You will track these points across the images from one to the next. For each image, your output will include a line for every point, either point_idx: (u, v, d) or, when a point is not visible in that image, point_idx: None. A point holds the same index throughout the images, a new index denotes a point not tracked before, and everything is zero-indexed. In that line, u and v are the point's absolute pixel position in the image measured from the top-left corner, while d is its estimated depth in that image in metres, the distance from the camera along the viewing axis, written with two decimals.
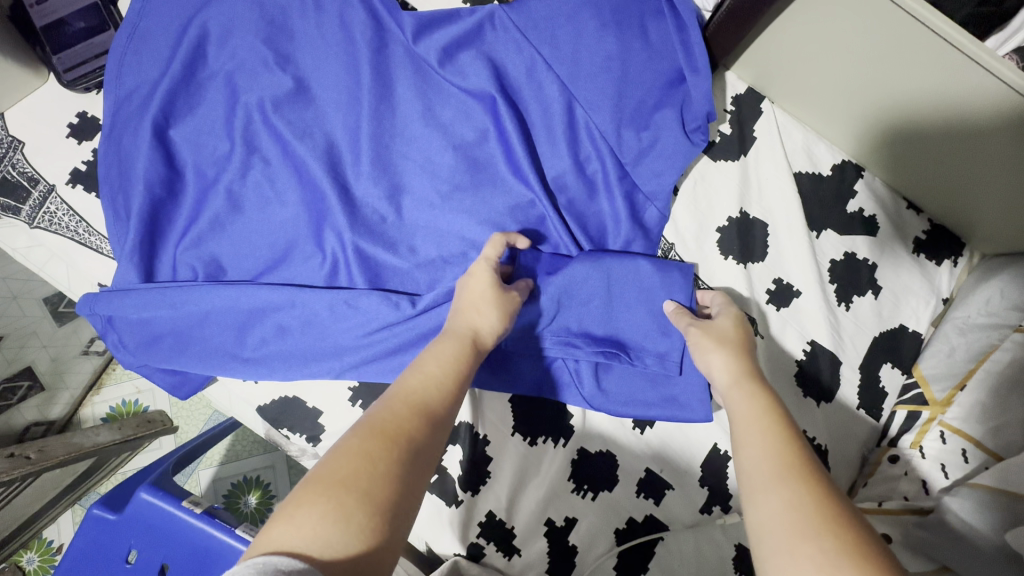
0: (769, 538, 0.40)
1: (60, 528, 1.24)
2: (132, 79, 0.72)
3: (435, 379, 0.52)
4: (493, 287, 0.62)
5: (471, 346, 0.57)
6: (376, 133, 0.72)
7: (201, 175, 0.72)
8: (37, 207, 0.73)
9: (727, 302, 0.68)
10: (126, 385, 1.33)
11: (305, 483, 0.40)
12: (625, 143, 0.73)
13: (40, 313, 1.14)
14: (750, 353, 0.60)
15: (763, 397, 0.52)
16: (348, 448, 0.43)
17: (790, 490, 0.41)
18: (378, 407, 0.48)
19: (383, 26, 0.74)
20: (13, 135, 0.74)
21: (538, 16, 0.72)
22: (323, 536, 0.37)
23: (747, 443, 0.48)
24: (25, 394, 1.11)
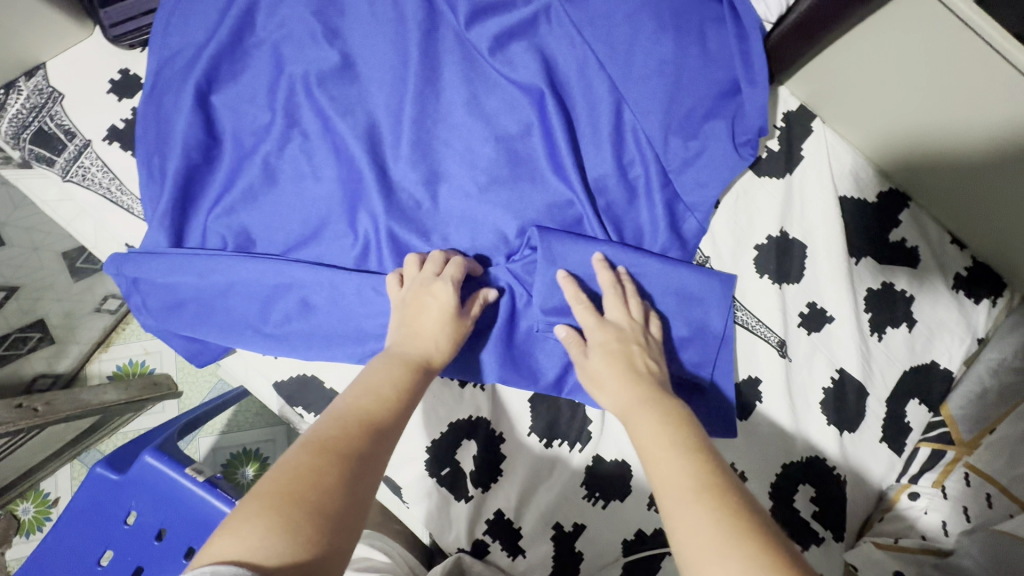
0: (692, 553, 0.41)
1: (58, 481, 1.25)
2: (177, 40, 0.71)
3: (385, 398, 0.52)
4: (451, 314, 0.62)
5: (421, 368, 0.58)
6: (419, 118, 0.71)
7: (238, 143, 0.71)
8: (71, 160, 0.72)
9: (594, 324, 0.63)
10: (134, 345, 1.34)
11: (252, 496, 0.40)
12: (671, 150, 0.71)
13: (56, 266, 1.14)
14: (636, 370, 0.59)
15: (662, 421, 0.52)
16: (297, 461, 0.42)
17: (710, 503, 0.43)
18: (327, 423, 0.47)
19: (435, 9, 0.73)
20: (53, 87, 0.73)
21: (595, 13, 0.70)
22: (266, 547, 0.36)
23: (656, 462, 0.48)
24: (35, 345, 1.13)
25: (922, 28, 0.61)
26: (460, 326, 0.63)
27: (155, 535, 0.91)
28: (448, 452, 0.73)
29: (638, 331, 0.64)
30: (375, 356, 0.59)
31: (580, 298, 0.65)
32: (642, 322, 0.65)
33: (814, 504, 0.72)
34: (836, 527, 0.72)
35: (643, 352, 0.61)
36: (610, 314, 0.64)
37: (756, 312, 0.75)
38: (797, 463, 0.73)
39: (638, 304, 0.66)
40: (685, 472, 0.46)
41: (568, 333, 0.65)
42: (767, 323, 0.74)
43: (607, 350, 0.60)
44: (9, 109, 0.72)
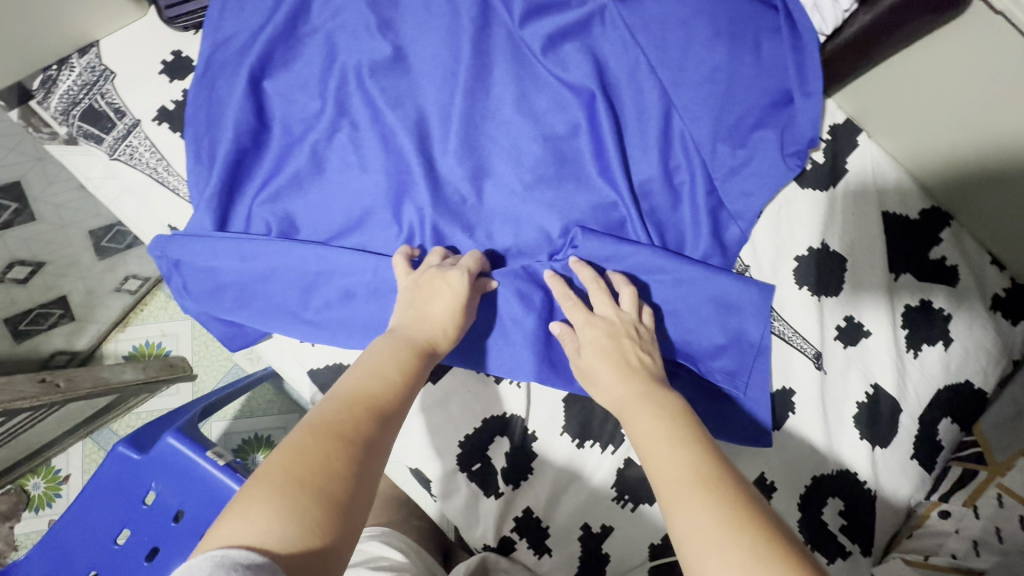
0: (691, 548, 0.41)
1: (69, 458, 1.27)
2: (232, 25, 0.71)
3: (390, 381, 0.52)
4: (460, 304, 0.62)
5: (425, 353, 0.57)
6: (468, 113, 0.71)
7: (287, 130, 0.71)
8: (119, 139, 0.73)
9: (582, 322, 0.62)
10: (151, 327, 1.35)
11: (260, 480, 0.40)
12: (718, 158, 0.71)
13: (83, 244, 1.15)
14: (632, 364, 0.58)
15: (659, 414, 0.52)
16: (303, 446, 0.42)
17: (709, 500, 0.43)
18: (331, 405, 0.47)
19: (489, 6, 0.73)
20: (105, 65, 0.73)
21: (650, 17, 0.70)
22: (278, 531, 0.37)
23: (653, 459, 0.49)
24: (55, 322, 1.16)
25: (982, 37, 0.63)
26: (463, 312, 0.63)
27: (172, 516, 0.91)
28: (481, 448, 0.73)
29: (631, 323, 0.63)
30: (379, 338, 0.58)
31: (569, 296, 0.65)
32: (635, 314, 0.64)
33: (843, 518, 0.72)
34: (863, 541, 0.72)
35: (636, 346, 0.61)
36: (600, 309, 0.63)
37: (794, 323, 0.75)
38: (827, 477, 0.73)
39: (630, 296, 0.65)
40: (683, 467, 0.47)
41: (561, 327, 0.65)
42: (804, 335, 0.74)
43: (598, 347, 0.60)
44: (62, 84, 0.72)
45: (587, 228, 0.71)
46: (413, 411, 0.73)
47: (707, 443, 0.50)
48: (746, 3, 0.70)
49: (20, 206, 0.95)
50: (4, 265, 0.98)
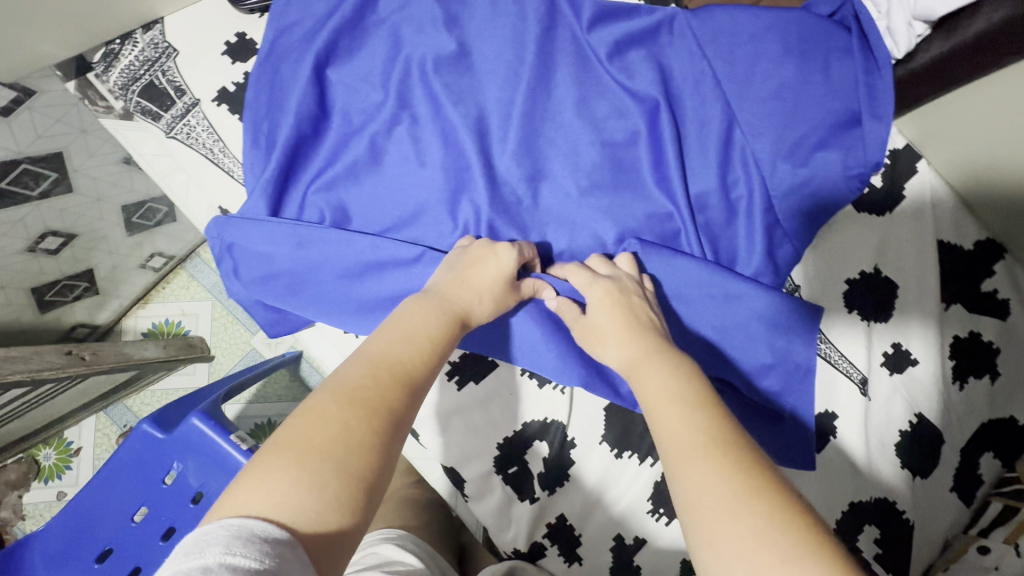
0: (699, 514, 0.40)
1: (81, 432, 1.27)
2: (299, 11, 0.71)
3: (419, 349, 0.50)
4: (505, 281, 0.61)
5: (461, 322, 0.56)
6: (529, 115, 0.71)
7: (346, 119, 0.71)
8: (177, 117, 0.73)
9: (588, 278, 0.63)
10: (171, 306, 1.36)
11: (276, 449, 0.40)
12: (779, 176, 0.70)
13: (115, 219, 1.13)
14: (641, 324, 0.57)
15: (666, 371, 0.50)
16: (322, 413, 0.42)
17: (719, 462, 0.41)
18: (356, 368, 0.47)
19: (556, 8, 0.73)
20: (169, 43, 0.73)
21: (719, 29, 0.70)
22: (292, 503, 0.37)
23: (662, 419, 0.47)
24: (80, 295, 1.16)
25: None
26: (508, 285, 0.62)
27: (192, 497, 0.91)
28: (519, 451, 0.72)
29: (636, 286, 0.63)
30: (421, 293, 0.58)
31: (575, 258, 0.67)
32: (636, 278, 0.65)
33: (879, 546, 0.71)
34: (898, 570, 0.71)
35: (644, 304, 0.61)
36: (601, 270, 0.65)
37: (842, 348, 0.74)
38: (864, 503, 0.72)
39: (628, 259, 0.67)
40: (690, 428, 0.45)
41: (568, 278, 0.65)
42: (851, 359, 0.74)
43: (608, 299, 0.60)
44: (123, 60, 0.72)
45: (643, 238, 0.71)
46: (452, 408, 0.73)
47: (720, 405, 0.47)
48: (817, 23, 0.69)
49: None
50: (37, 235, 0.98)
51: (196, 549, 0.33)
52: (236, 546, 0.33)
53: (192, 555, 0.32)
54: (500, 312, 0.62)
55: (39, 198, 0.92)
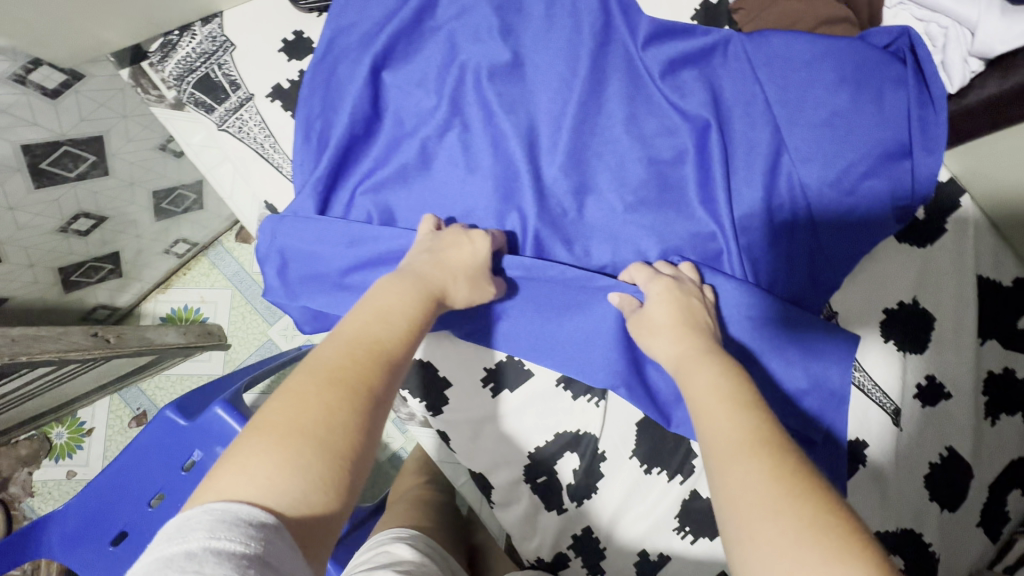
0: (738, 506, 0.43)
1: (95, 412, 1.28)
2: (358, 13, 0.71)
3: (398, 328, 0.52)
4: (477, 262, 0.63)
5: (438, 300, 0.58)
6: (579, 128, 0.72)
7: (398, 122, 0.71)
8: (230, 110, 0.73)
9: (648, 274, 0.66)
10: (191, 292, 1.37)
11: (259, 434, 0.42)
12: (825, 203, 0.71)
13: (145, 204, 1.12)
14: (695, 327, 0.60)
15: (716, 372, 0.54)
16: (304, 397, 0.44)
17: (764, 463, 0.44)
18: (335, 349, 0.49)
19: (611, 24, 0.73)
20: (226, 36, 0.74)
21: (774, 54, 0.70)
22: (276, 485, 0.40)
23: (710, 416, 0.50)
24: (104, 277, 1.16)
25: None
26: (479, 267, 0.64)
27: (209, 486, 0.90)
28: (549, 462, 0.73)
29: (693, 290, 0.65)
30: (397, 272, 0.59)
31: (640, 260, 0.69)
32: (696, 284, 0.67)
33: None
34: None
35: (702, 308, 0.64)
36: (663, 270, 0.67)
37: (879, 378, 0.74)
38: (889, 532, 0.72)
39: (688, 262, 0.69)
40: (736, 427, 0.48)
41: (631, 271, 0.68)
42: (885, 389, 0.73)
43: (667, 294, 0.63)
44: (180, 51, 0.74)
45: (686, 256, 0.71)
46: (485, 414, 0.73)
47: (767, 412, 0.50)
48: (874, 53, 0.70)
49: (97, 160, 0.94)
50: (70, 217, 0.97)
51: (180, 535, 0.36)
52: (220, 530, 0.36)
53: (179, 538, 0.36)
54: (478, 294, 0.63)
55: (76, 180, 0.92)
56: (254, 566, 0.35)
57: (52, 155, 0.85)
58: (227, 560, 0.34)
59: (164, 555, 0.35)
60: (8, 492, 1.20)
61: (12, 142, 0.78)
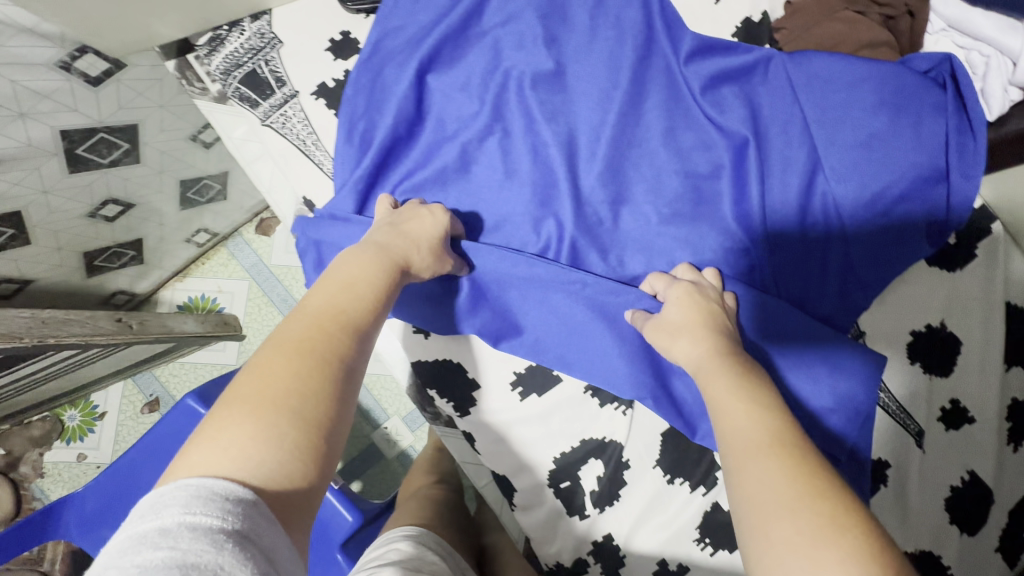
0: (756, 505, 0.45)
1: (108, 395, 1.29)
2: (407, 17, 0.73)
3: (362, 301, 0.55)
4: (438, 234, 0.66)
5: (402, 270, 0.61)
6: (617, 139, 0.72)
7: (441, 126, 0.72)
8: (275, 107, 0.75)
9: (668, 280, 0.67)
10: (209, 282, 1.38)
11: (230, 408, 0.44)
12: (858, 224, 0.71)
13: (173, 192, 1.12)
14: (715, 326, 0.61)
15: (734, 376, 0.55)
16: (273, 370, 0.47)
17: (782, 464, 0.46)
18: (302, 324, 0.51)
19: (653, 37, 0.74)
20: (274, 33, 0.75)
21: (815, 75, 0.71)
22: (250, 456, 0.42)
23: (728, 415, 0.52)
24: (126, 263, 1.17)
25: None
26: (442, 238, 0.67)
27: None
28: (573, 467, 0.73)
29: (714, 291, 0.66)
30: (360, 246, 0.62)
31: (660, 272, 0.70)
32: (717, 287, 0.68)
33: None
34: None
35: (722, 312, 0.64)
36: (684, 276, 0.68)
37: (904, 400, 0.74)
38: (909, 554, 0.72)
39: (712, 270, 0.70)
40: (755, 429, 0.50)
41: (650, 282, 0.69)
42: (910, 411, 0.74)
43: (686, 298, 0.64)
44: (228, 46, 0.75)
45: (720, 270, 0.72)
46: (511, 416, 0.74)
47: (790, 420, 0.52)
48: (914, 78, 0.70)
49: (130, 147, 0.95)
50: (99, 202, 0.97)
51: (154, 512, 0.37)
52: (196, 505, 0.37)
53: (153, 514, 0.37)
54: (438, 267, 0.66)
55: (108, 166, 0.93)
56: (230, 539, 0.36)
57: (89, 141, 0.86)
58: (204, 532, 0.36)
59: (139, 531, 0.36)
60: (18, 472, 1.20)
61: (51, 127, 0.79)
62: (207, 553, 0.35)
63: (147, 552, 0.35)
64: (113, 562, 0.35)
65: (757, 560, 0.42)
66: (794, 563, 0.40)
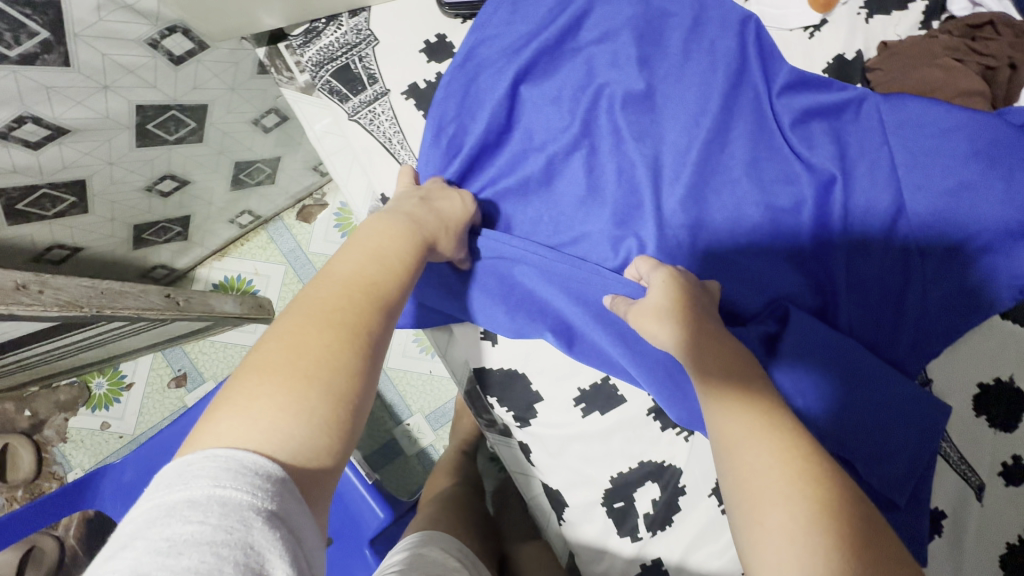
0: (753, 497, 0.48)
1: (137, 367, 1.29)
2: (508, 27, 0.74)
3: (392, 274, 0.56)
4: (461, 218, 0.67)
5: (426, 248, 0.62)
6: (702, 163, 0.72)
7: (529, 137, 0.73)
8: (364, 103, 0.75)
9: (653, 265, 0.66)
10: (246, 263, 1.39)
11: (257, 377, 0.45)
12: (940, 270, 0.70)
13: (225, 173, 1.10)
14: (700, 313, 0.61)
15: (728, 366, 0.57)
16: (305, 339, 0.47)
17: (774, 444, 0.50)
18: (330, 291, 0.51)
19: (745, 65, 0.75)
20: (371, 31, 0.76)
21: (907, 119, 0.72)
22: (278, 429, 0.42)
23: (720, 405, 0.54)
24: (170, 238, 1.17)
25: None
26: (465, 224, 0.69)
27: None
28: (628, 487, 0.73)
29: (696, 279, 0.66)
30: (385, 214, 0.62)
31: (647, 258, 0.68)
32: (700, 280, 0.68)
33: None
34: None
35: (702, 292, 0.65)
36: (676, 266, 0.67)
37: (968, 452, 0.74)
38: None
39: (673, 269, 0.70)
40: (744, 417, 0.53)
41: (635, 264, 0.68)
42: (972, 464, 0.73)
43: (668, 281, 0.63)
44: (323, 39, 0.76)
45: (794, 305, 0.72)
46: (570, 430, 0.74)
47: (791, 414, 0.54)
48: (1009, 131, 0.70)
49: (196, 127, 0.94)
50: (157, 177, 0.97)
51: (183, 482, 0.37)
52: (225, 479, 0.37)
53: (181, 485, 0.37)
54: (456, 251, 0.68)
55: (173, 143, 0.92)
56: (261, 517, 0.37)
57: (159, 117, 0.85)
58: (236, 507, 0.36)
59: (166, 502, 0.36)
60: (42, 435, 1.21)
61: (129, 101, 0.78)
62: (237, 531, 0.35)
63: (177, 525, 0.35)
64: (143, 533, 0.35)
65: (751, 546, 0.47)
66: (789, 551, 0.45)
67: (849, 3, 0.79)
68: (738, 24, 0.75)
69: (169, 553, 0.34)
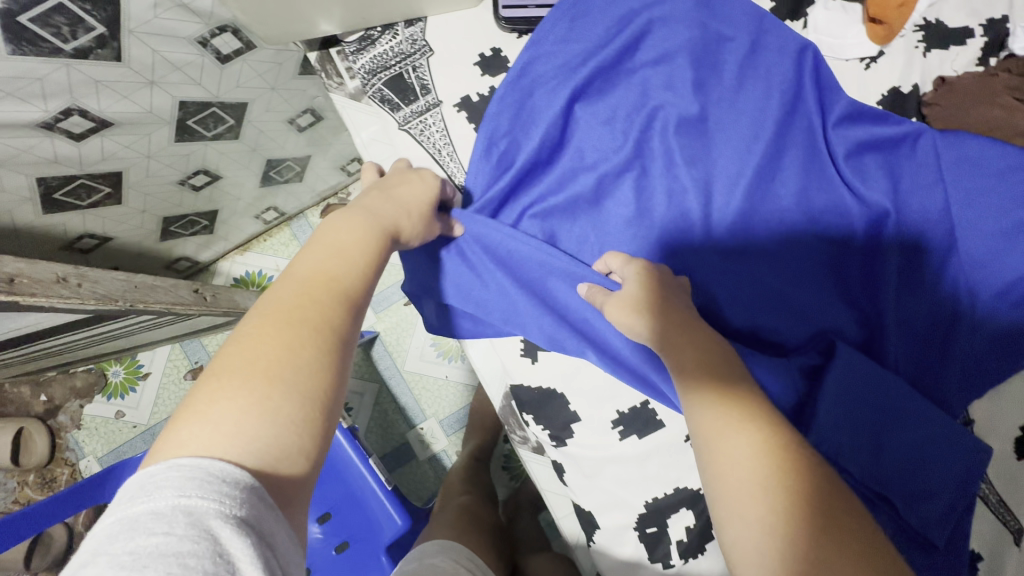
0: (733, 491, 0.47)
1: (154, 357, 1.28)
2: (567, 45, 0.73)
3: (352, 267, 0.54)
4: (427, 203, 0.65)
5: (391, 239, 0.59)
6: (753, 190, 0.72)
7: (580, 155, 0.73)
8: (416, 113, 0.76)
9: (624, 259, 0.67)
10: (268, 259, 1.38)
11: (214, 385, 0.43)
12: (990, 310, 0.70)
13: (256, 170, 1.10)
14: (676, 308, 0.60)
15: (709, 364, 0.55)
16: (265, 342, 0.46)
17: (752, 436, 0.49)
18: (291, 290, 0.50)
19: (801, 94, 0.74)
20: (426, 42, 0.76)
21: (963, 157, 0.72)
22: (240, 429, 0.41)
23: (698, 402, 0.53)
24: (196, 232, 1.17)
25: None
26: (434, 204, 0.67)
27: None
28: (662, 513, 0.73)
29: (669, 271, 0.66)
30: (348, 211, 0.60)
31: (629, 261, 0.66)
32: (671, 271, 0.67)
33: None
34: None
35: (677, 285, 0.64)
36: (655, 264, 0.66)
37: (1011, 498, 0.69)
38: None
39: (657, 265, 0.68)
40: (721, 411, 0.52)
41: (607, 260, 0.68)
42: (1012, 507, 0.69)
43: (643, 276, 0.63)
44: (377, 47, 0.76)
45: (840, 337, 0.70)
46: (607, 453, 0.74)
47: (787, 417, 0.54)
48: None
49: (234, 124, 0.93)
50: (192, 171, 0.96)
51: (146, 494, 0.36)
52: (191, 488, 0.37)
53: (145, 496, 0.36)
54: (427, 236, 0.65)
55: (211, 139, 0.92)
56: (231, 523, 0.36)
57: (200, 114, 0.85)
58: (203, 516, 0.35)
59: (129, 515, 0.35)
60: (57, 420, 1.20)
61: (174, 97, 0.78)
62: (204, 540, 0.34)
63: (141, 538, 0.34)
64: (106, 548, 0.34)
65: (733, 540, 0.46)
66: (768, 539, 0.44)
67: (907, 35, 0.78)
68: (795, 52, 0.74)
69: (133, 567, 0.33)
